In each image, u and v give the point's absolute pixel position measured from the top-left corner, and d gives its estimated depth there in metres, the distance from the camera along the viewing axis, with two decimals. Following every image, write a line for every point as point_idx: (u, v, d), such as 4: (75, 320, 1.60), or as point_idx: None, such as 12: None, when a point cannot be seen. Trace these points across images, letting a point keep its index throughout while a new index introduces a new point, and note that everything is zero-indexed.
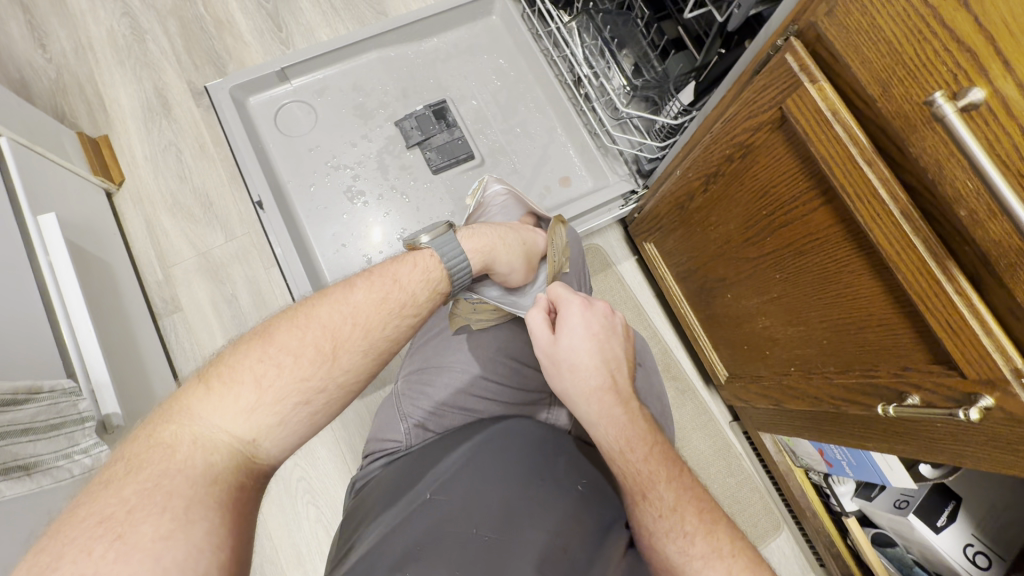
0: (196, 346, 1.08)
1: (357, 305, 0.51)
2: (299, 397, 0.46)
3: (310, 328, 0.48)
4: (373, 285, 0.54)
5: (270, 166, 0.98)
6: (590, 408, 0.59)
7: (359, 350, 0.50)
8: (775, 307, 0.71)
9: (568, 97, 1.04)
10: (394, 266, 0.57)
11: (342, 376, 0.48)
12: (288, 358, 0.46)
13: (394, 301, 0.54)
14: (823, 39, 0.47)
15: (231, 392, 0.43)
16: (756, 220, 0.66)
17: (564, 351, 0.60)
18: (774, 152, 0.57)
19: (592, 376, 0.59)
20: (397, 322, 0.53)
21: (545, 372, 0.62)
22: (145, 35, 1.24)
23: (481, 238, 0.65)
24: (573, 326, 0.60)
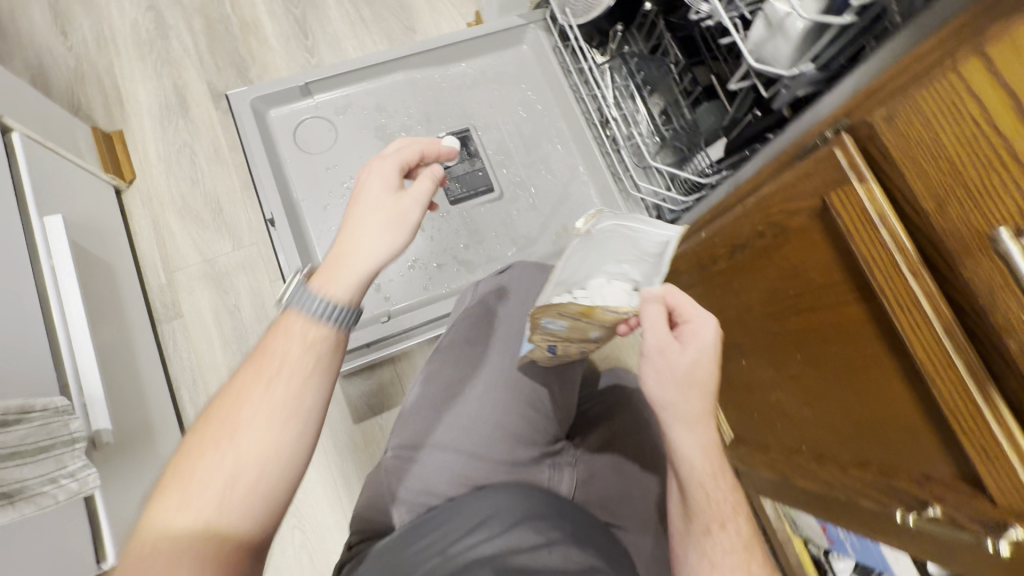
0: (194, 356, 1.06)
1: (241, 395, 0.50)
2: (224, 479, 0.46)
3: (207, 431, 0.49)
4: (252, 370, 0.51)
5: (285, 182, 0.96)
6: (693, 431, 0.59)
7: (258, 427, 0.48)
8: (791, 384, 0.69)
9: (593, 136, 1.02)
10: (271, 339, 0.53)
11: (254, 448, 0.48)
12: (206, 454, 0.47)
13: (274, 373, 0.50)
14: (877, 140, 0.45)
15: (167, 495, 0.46)
16: (783, 300, 0.64)
17: (689, 364, 0.58)
18: (809, 241, 0.56)
19: (701, 398, 0.59)
20: (284, 386, 0.50)
21: (648, 375, 0.60)
22: (169, 31, 1.22)
23: (332, 260, 0.55)
24: (705, 343, 0.59)
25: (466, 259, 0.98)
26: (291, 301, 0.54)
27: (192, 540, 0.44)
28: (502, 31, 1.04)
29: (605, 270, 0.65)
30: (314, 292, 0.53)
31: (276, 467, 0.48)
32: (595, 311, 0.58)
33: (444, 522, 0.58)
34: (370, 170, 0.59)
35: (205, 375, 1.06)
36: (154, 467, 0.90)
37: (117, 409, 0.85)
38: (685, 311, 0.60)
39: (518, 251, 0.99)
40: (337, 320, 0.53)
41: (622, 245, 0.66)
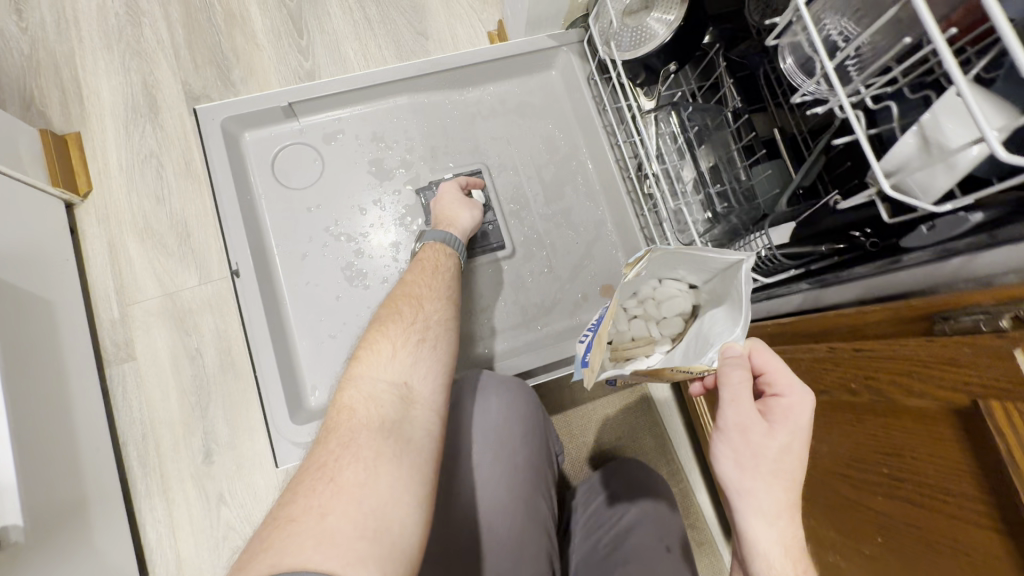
0: (146, 407, 0.92)
1: (415, 285, 0.67)
2: (414, 342, 0.60)
3: (398, 309, 0.63)
4: (422, 267, 0.70)
5: (257, 223, 0.81)
6: (771, 526, 0.45)
7: (438, 305, 0.66)
8: (856, 562, 0.55)
9: (626, 188, 0.86)
10: (427, 254, 0.73)
11: (434, 318, 0.64)
12: (404, 314, 0.63)
13: (433, 267, 0.71)
14: None
15: (373, 356, 0.58)
16: (869, 471, 0.50)
17: (774, 448, 0.46)
18: (934, 432, 0.40)
19: (786, 488, 0.46)
20: (445, 275, 0.71)
21: (721, 453, 0.48)
22: (142, 17, 1.05)
23: (442, 218, 0.77)
24: (797, 424, 0.46)
25: (465, 328, 0.83)
26: (426, 237, 0.75)
27: (393, 398, 0.54)
28: (528, 54, 0.87)
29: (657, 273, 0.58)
30: (438, 230, 0.75)
31: (448, 342, 0.63)
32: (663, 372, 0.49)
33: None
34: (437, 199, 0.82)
35: (158, 430, 0.92)
36: (84, 550, 0.76)
37: (38, 486, 0.72)
38: (776, 379, 0.48)
39: (528, 322, 0.84)
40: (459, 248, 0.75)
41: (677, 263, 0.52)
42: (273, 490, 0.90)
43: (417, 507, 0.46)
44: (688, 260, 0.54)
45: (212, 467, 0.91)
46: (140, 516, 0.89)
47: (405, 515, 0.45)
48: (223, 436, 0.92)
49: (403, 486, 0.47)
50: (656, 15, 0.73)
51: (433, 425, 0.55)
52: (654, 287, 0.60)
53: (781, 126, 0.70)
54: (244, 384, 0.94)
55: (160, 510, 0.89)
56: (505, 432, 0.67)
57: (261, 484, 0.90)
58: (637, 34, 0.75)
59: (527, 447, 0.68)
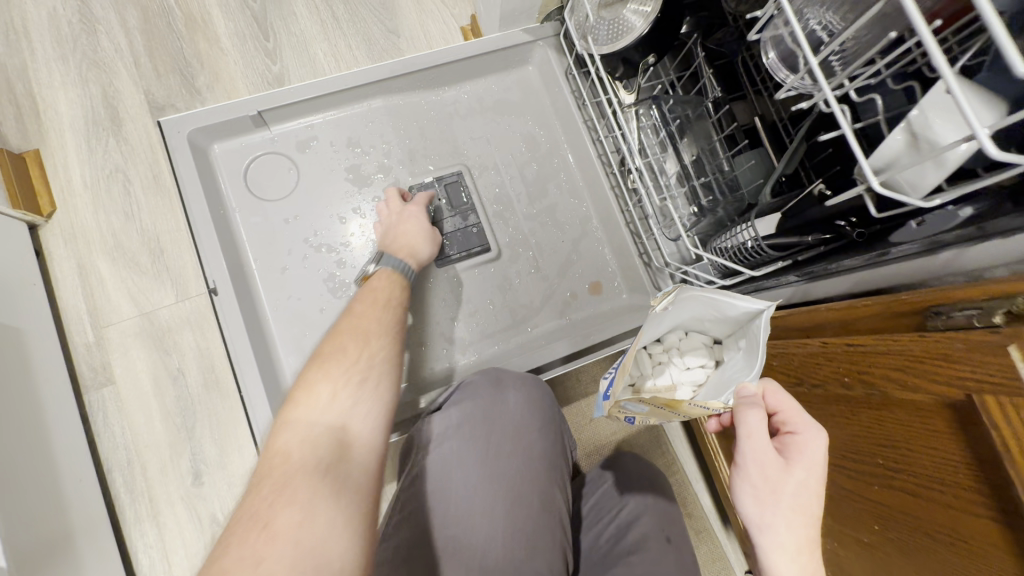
0: (129, 432, 0.89)
1: (358, 318, 0.66)
2: (353, 383, 0.58)
3: (342, 343, 0.62)
4: (368, 299, 0.69)
5: (232, 239, 0.78)
6: (793, 561, 0.44)
7: (381, 342, 0.64)
8: (852, 545, 0.56)
9: (611, 183, 0.84)
10: (378, 285, 0.71)
11: (377, 355, 0.63)
12: (348, 350, 0.61)
13: (382, 303, 0.69)
14: None
15: (313, 394, 0.56)
16: (867, 461, 0.50)
17: (792, 485, 0.45)
18: (927, 425, 0.41)
19: (806, 524, 0.45)
20: (392, 312, 0.69)
21: (741, 492, 0.47)
22: (97, 25, 1.00)
23: (402, 241, 0.75)
24: (814, 463, 0.46)
25: (455, 334, 0.82)
26: (383, 262, 0.74)
27: (331, 436, 0.53)
28: (503, 50, 0.85)
29: (683, 322, 0.60)
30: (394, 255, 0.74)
31: (389, 377, 0.62)
32: (679, 406, 0.47)
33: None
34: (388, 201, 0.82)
35: (143, 454, 0.89)
36: None
37: (19, 523, 0.69)
38: (790, 418, 0.48)
39: (517, 324, 0.83)
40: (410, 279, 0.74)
41: (702, 306, 0.55)
42: None
43: (354, 548, 0.45)
44: (712, 311, 0.56)
45: (203, 488, 0.89)
46: (130, 544, 0.86)
47: (342, 560, 0.43)
48: (212, 456, 0.90)
49: (341, 526, 0.45)
50: (633, 7, 0.72)
51: (372, 465, 0.53)
52: (678, 338, 0.60)
53: (762, 114, 0.69)
54: (230, 403, 0.91)
55: (151, 536, 0.87)
56: (517, 433, 0.66)
57: None
58: (614, 27, 0.74)
59: (539, 459, 0.66)
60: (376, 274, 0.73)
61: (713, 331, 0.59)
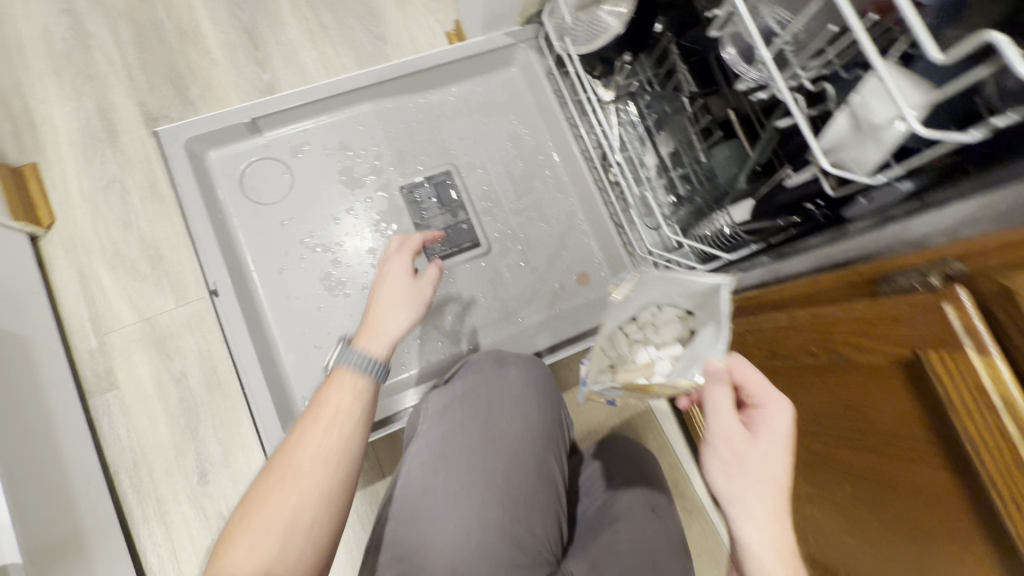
0: (135, 434, 0.92)
1: (304, 436, 0.54)
2: (280, 535, 0.49)
3: (282, 469, 0.52)
4: (316, 408, 0.56)
5: (231, 242, 0.81)
6: (763, 533, 0.45)
7: (326, 466, 0.52)
8: (831, 507, 0.60)
9: (594, 178, 0.88)
10: (328, 394, 0.57)
11: (322, 482, 0.52)
12: (287, 477, 0.52)
13: (332, 415, 0.55)
14: (1011, 307, 0.33)
15: (245, 529, 0.50)
16: (837, 426, 0.53)
17: (759, 457, 0.47)
18: (885, 386, 0.44)
19: (775, 496, 0.46)
20: (338, 432, 0.54)
21: (710, 466, 0.48)
22: (90, 40, 1.03)
23: (373, 320, 0.62)
24: (778, 432, 0.48)
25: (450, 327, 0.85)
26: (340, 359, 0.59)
27: None
28: (486, 53, 0.89)
29: (653, 298, 0.63)
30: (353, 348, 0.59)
31: (336, 504, 0.52)
32: (650, 389, 0.57)
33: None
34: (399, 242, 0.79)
35: (149, 455, 0.91)
36: None
37: (33, 523, 0.71)
38: (755, 390, 0.50)
39: (509, 316, 0.86)
40: (371, 378, 0.58)
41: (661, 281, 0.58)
42: None
43: None
44: (676, 285, 0.59)
45: (208, 486, 0.91)
46: (139, 543, 0.89)
47: None
48: (216, 455, 0.92)
49: None
50: (607, 8, 0.74)
51: None
52: (652, 313, 0.63)
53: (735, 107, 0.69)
54: (233, 403, 0.94)
55: (160, 535, 0.89)
56: (516, 407, 0.69)
57: None
58: (591, 28, 0.77)
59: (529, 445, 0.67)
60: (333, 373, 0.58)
61: (684, 303, 0.62)
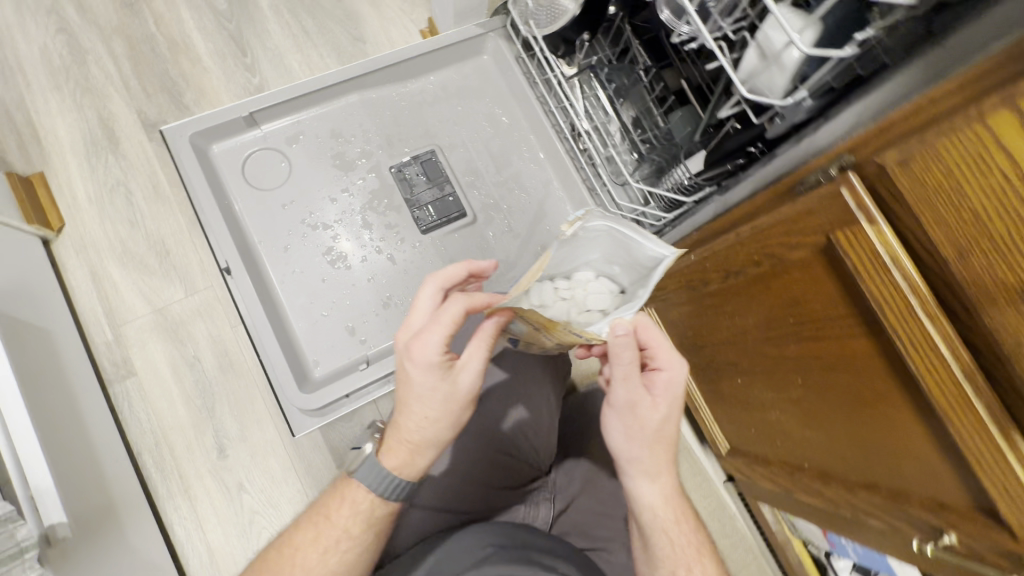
0: (154, 417, 0.97)
1: (302, 549, 0.58)
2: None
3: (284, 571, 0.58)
4: (316, 522, 0.59)
5: (238, 224, 0.88)
6: (654, 484, 0.61)
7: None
8: (792, 406, 0.68)
9: (566, 149, 0.97)
10: (334, 504, 0.60)
11: None
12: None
13: (331, 540, 0.58)
14: (887, 179, 0.42)
15: None
16: (784, 326, 0.62)
17: (655, 421, 0.58)
18: (810, 274, 0.54)
19: (663, 449, 0.60)
20: (338, 557, 0.57)
21: (616, 429, 0.60)
22: (86, 55, 1.09)
23: (403, 436, 0.57)
24: (673, 392, 0.58)
25: None
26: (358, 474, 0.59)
27: None
28: (459, 43, 0.98)
29: (594, 265, 0.64)
30: (387, 468, 0.57)
31: None
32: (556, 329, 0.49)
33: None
34: (422, 294, 0.59)
35: (170, 435, 0.97)
36: (123, 548, 0.81)
37: (74, 492, 0.77)
38: (659, 356, 0.57)
39: (498, 278, 0.94)
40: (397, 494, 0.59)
41: (611, 243, 0.58)
42: (289, 470, 0.97)
43: None
44: (626, 251, 0.59)
45: (228, 460, 0.97)
46: (166, 517, 0.94)
47: None
48: (233, 430, 0.98)
49: None
50: None
51: None
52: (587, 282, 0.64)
53: (687, 77, 0.78)
54: (246, 381, 1.00)
55: (185, 508, 0.95)
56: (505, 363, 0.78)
57: (279, 468, 0.97)
58: (551, 12, 0.86)
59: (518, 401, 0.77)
60: (346, 478, 0.60)
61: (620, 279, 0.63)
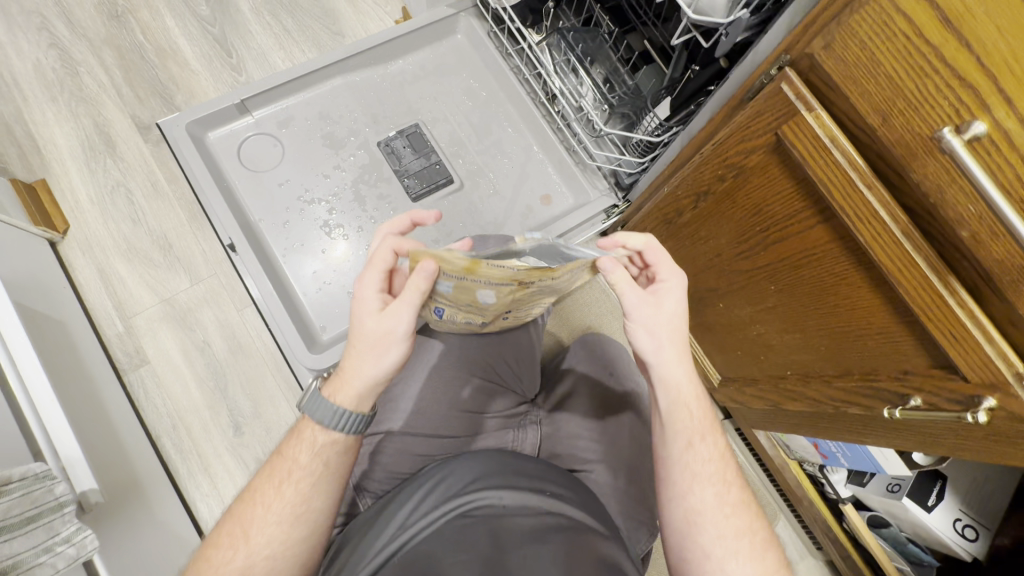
0: (170, 401, 1.01)
1: (259, 488, 0.57)
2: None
3: (245, 511, 0.56)
4: (273, 463, 0.58)
5: (238, 205, 0.93)
6: (681, 367, 0.59)
7: (275, 517, 0.55)
8: (768, 316, 0.74)
9: (543, 114, 1.03)
10: (290, 444, 0.58)
11: (275, 527, 0.55)
12: (245, 514, 0.56)
13: (285, 474, 0.56)
14: (818, 68, 0.48)
15: (214, 556, 0.55)
16: (751, 236, 0.68)
17: (667, 315, 0.58)
18: (768, 173, 0.59)
19: (681, 341, 0.59)
20: (294, 488, 0.55)
21: (636, 330, 0.58)
22: (78, 67, 1.14)
23: (345, 364, 0.56)
24: (679, 299, 0.59)
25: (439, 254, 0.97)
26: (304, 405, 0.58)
27: None
28: (433, 24, 1.04)
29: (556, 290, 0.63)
30: (326, 399, 0.56)
31: (296, 545, 0.55)
32: (478, 267, 0.45)
33: (423, 512, 0.58)
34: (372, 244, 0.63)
35: (186, 418, 1.01)
36: (150, 521, 0.84)
37: (102, 465, 0.81)
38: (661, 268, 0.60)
39: None
40: (343, 428, 0.56)
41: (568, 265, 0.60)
42: None
43: None
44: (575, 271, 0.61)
45: (244, 437, 1.01)
46: (189, 496, 0.97)
47: None
48: (247, 409, 1.02)
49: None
50: None
51: None
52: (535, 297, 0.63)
53: (650, 38, 0.85)
54: (256, 361, 1.04)
55: (206, 486, 0.98)
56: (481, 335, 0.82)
57: None
58: None
59: (493, 367, 0.82)
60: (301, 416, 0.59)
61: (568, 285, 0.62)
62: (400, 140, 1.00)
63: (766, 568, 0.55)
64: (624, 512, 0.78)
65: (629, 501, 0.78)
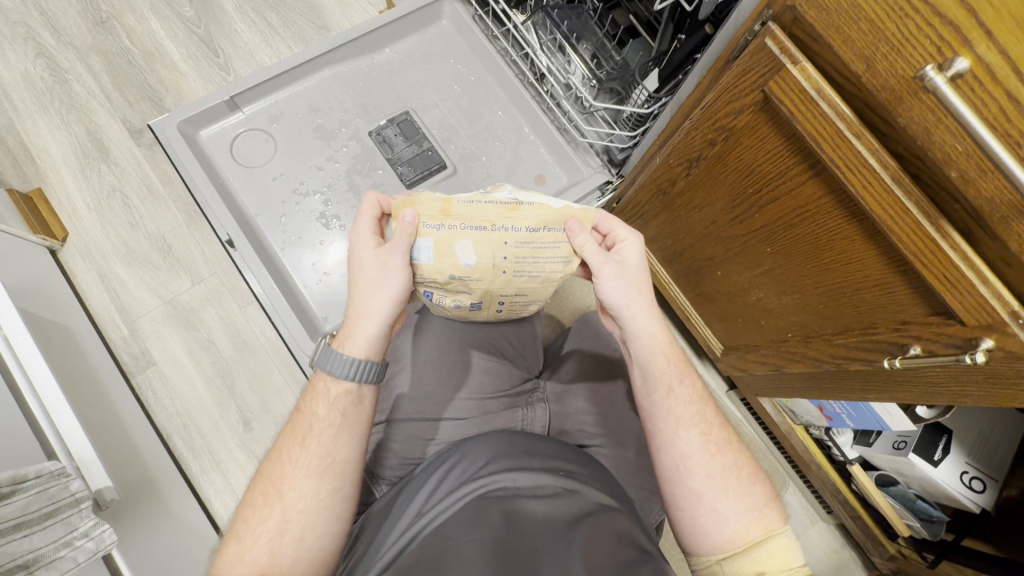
0: (178, 401, 1.02)
1: (284, 446, 0.58)
2: (292, 542, 0.54)
3: (273, 470, 0.57)
4: (293, 423, 0.59)
5: (234, 201, 0.94)
6: (649, 317, 0.61)
7: (303, 470, 0.56)
8: (766, 279, 0.74)
9: (532, 95, 1.03)
10: (308, 402, 0.59)
11: (305, 480, 0.55)
12: (274, 473, 0.57)
13: (307, 428, 0.57)
14: (801, 21, 0.48)
15: (250, 518, 0.55)
16: (742, 199, 0.68)
17: (631, 269, 0.60)
18: (755, 130, 0.60)
19: (646, 295, 0.61)
20: (316, 440, 0.56)
21: (604, 286, 0.60)
22: (66, 75, 1.15)
23: (351, 315, 0.58)
24: (638, 256, 0.61)
25: None
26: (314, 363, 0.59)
27: (262, 557, 0.53)
28: (418, 11, 1.04)
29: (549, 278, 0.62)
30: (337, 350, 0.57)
31: (329, 497, 0.56)
32: (451, 205, 0.57)
33: (438, 498, 0.58)
34: None
35: (195, 416, 1.02)
36: (166, 518, 0.85)
37: (115, 464, 0.82)
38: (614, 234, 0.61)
39: None
40: (357, 375, 0.57)
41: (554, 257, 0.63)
42: None
43: None
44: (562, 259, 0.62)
45: (254, 432, 1.02)
46: (203, 492, 0.98)
47: None
48: (255, 404, 1.03)
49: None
50: None
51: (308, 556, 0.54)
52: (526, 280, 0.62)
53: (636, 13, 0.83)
54: (261, 356, 1.05)
55: (219, 482, 0.99)
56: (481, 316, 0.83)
57: None
58: None
59: (496, 346, 0.82)
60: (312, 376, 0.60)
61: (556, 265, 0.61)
62: (390, 129, 1.00)
63: (754, 503, 0.58)
64: (633, 483, 0.79)
65: (638, 472, 0.79)
